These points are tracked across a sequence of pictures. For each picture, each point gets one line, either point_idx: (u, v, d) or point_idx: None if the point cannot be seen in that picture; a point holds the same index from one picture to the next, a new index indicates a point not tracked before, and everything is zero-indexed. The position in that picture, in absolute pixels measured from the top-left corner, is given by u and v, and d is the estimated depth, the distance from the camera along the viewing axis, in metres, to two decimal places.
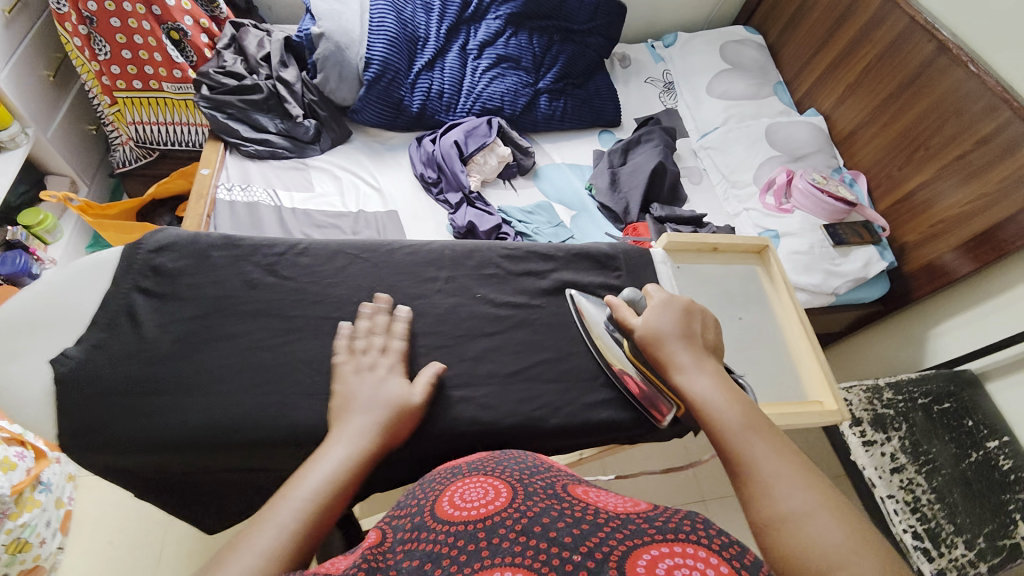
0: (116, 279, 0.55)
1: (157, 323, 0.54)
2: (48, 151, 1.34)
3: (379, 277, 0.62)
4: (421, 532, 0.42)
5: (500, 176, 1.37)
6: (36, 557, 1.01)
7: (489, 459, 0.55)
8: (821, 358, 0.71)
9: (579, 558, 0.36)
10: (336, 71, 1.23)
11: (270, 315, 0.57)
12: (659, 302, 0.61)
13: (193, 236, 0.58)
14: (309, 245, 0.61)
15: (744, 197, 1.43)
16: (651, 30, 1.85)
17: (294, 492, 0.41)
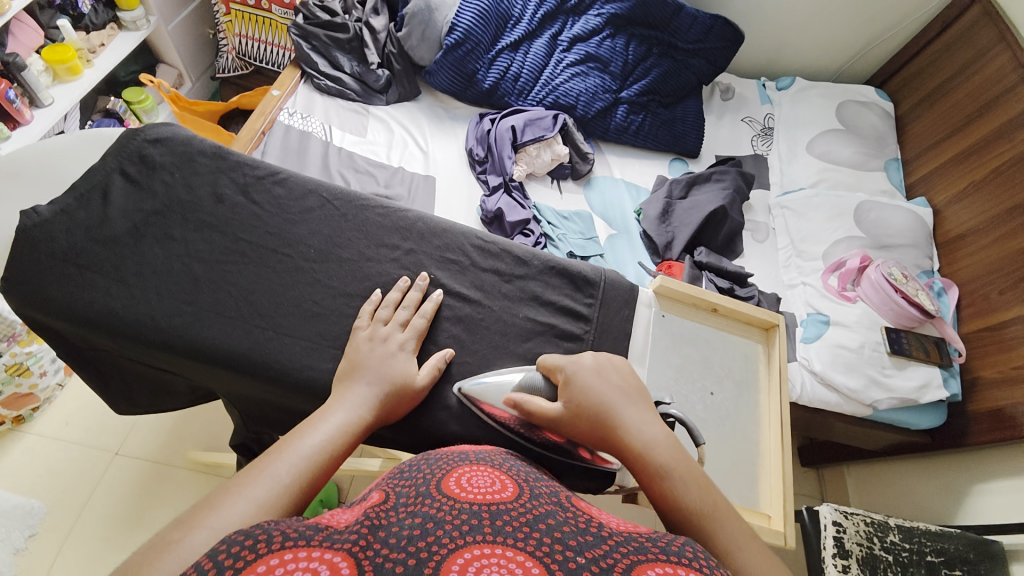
0: (106, 155, 0.58)
1: (123, 207, 0.56)
2: (165, 41, 1.49)
3: (340, 228, 0.59)
4: (425, 499, 0.38)
5: (550, 175, 1.32)
6: (33, 385, 1.13)
7: (495, 453, 0.51)
8: (789, 472, 0.58)
9: (584, 561, 0.33)
10: (420, 30, 1.24)
11: (227, 233, 0.57)
12: (585, 375, 0.50)
13: (188, 139, 0.60)
14: (287, 177, 0.59)
15: (807, 270, 1.28)
16: (770, 68, 1.69)
17: (287, 454, 0.42)
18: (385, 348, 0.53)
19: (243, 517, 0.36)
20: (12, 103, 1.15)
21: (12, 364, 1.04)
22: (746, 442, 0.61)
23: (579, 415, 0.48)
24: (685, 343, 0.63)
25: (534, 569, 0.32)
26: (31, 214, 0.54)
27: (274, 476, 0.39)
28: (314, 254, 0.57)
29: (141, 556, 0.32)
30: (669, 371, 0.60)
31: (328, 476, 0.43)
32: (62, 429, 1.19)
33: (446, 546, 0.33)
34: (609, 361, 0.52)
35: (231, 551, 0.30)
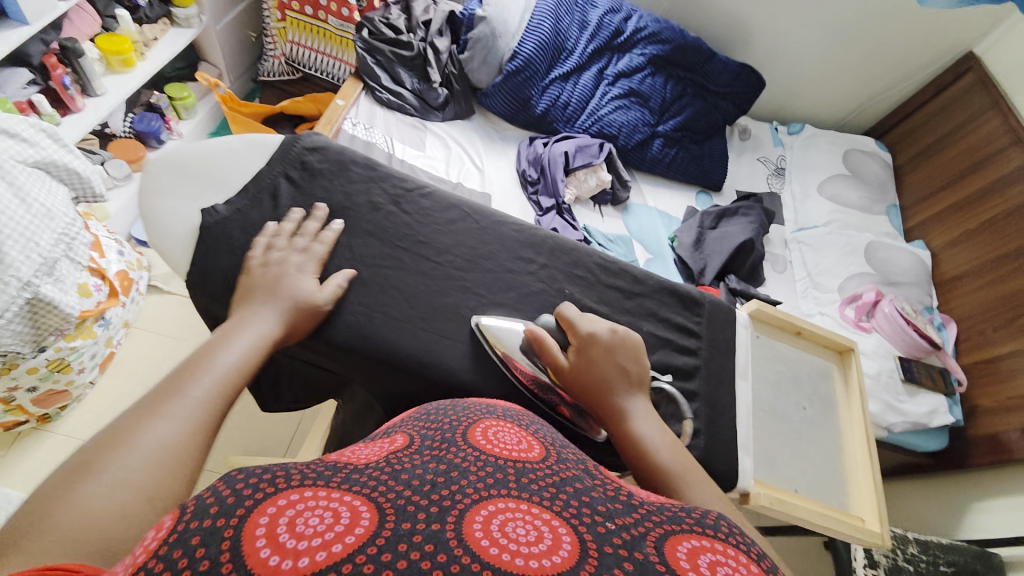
0: (271, 161, 0.65)
1: (292, 209, 0.63)
2: (212, 41, 1.49)
3: (483, 241, 0.66)
4: (448, 446, 0.40)
5: (593, 199, 1.40)
6: (69, 382, 1.08)
7: (523, 414, 0.52)
8: (876, 476, 0.67)
9: (614, 529, 0.32)
10: (482, 55, 1.31)
11: (385, 239, 0.64)
12: (597, 343, 0.55)
13: (342, 148, 0.68)
14: (434, 191, 0.67)
15: (824, 301, 1.39)
16: (781, 114, 1.85)
17: (199, 377, 0.46)
18: (280, 270, 0.56)
19: (164, 434, 0.40)
20: (67, 90, 1.14)
21: (54, 358, 1.00)
22: (834, 452, 0.69)
23: (578, 371, 0.54)
24: (776, 361, 0.71)
25: (562, 530, 0.31)
26: (214, 214, 0.61)
27: (185, 396, 0.44)
28: (461, 264, 0.65)
29: (64, 478, 0.36)
30: (769, 387, 0.69)
31: (241, 391, 0.48)
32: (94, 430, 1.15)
33: (468, 499, 0.33)
34: (624, 337, 0.56)
35: (249, 484, 0.31)
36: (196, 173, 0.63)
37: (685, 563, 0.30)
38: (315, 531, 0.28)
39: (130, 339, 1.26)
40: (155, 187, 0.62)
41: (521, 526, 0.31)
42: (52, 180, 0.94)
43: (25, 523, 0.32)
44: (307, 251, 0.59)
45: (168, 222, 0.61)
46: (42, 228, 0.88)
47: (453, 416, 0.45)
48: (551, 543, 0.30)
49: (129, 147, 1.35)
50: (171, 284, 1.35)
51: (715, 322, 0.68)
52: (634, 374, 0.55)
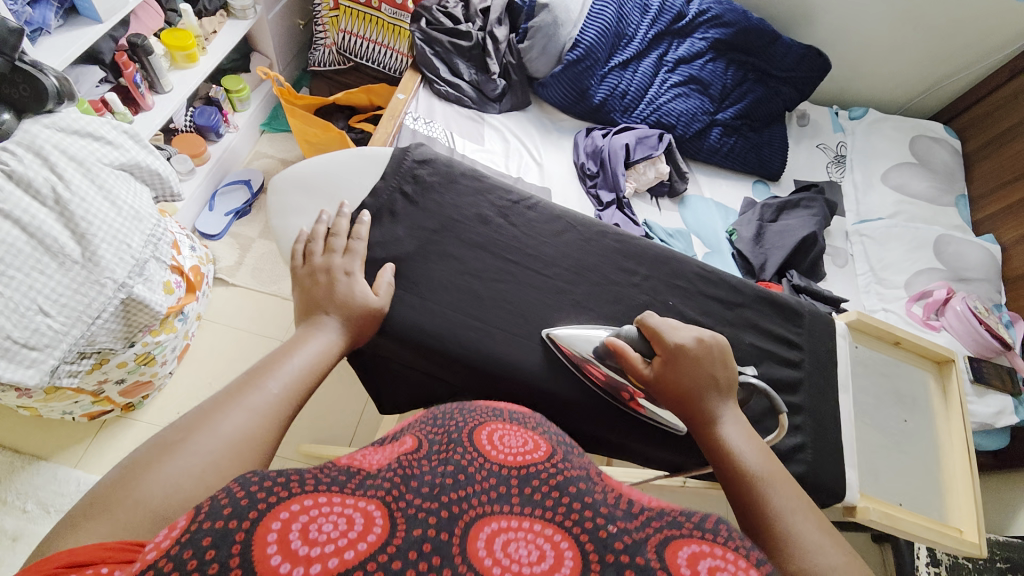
0: (385, 174, 0.67)
1: (403, 221, 0.66)
2: (264, 31, 1.49)
3: (586, 252, 0.68)
4: (455, 446, 0.40)
5: (649, 192, 1.37)
6: (153, 373, 1.13)
7: (531, 414, 0.49)
8: (978, 495, 0.67)
9: (615, 531, 0.34)
10: (543, 44, 1.29)
11: (496, 252, 0.66)
12: (683, 352, 0.55)
13: (449, 160, 0.71)
14: (539, 203, 0.70)
15: (888, 297, 1.35)
16: (840, 97, 1.76)
17: (276, 372, 0.49)
18: (329, 276, 0.58)
19: (242, 425, 0.43)
20: (137, 87, 1.15)
21: (142, 352, 1.04)
22: (932, 464, 0.70)
23: (663, 376, 0.55)
24: (871, 373, 0.71)
25: (564, 544, 0.33)
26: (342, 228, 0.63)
27: (265, 390, 0.47)
28: (568, 276, 0.66)
29: (152, 454, 0.39)
30: (869, 399, 0.69)
31: (313, 391, 0.51)
32: (174, 419, 1.21)
33: (472, 513, 0.34)
34: (710, 344, 0.56)
35: (263, 485, 0.32)
36: (318, 188, 0.66)
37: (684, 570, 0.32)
38: (328, 538, 0.30)
39: (202, 331, 1.32)
40: (283, 204, 0.66)
41: (523, 546, 0.33)
42: (136, 182, 0.96)
43: (117, 490, 0.36)
44: (348, 254, 0.60)
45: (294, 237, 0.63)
46: (133, 230, 0.91)
47: (459, 415, 0.44)
48: (552, 561, 0.32)
49: (192, 142, 1.37)
50: (235, 276, 1.39)
51: (815, 333, 0.68)
52: (722, 380, 0.55)
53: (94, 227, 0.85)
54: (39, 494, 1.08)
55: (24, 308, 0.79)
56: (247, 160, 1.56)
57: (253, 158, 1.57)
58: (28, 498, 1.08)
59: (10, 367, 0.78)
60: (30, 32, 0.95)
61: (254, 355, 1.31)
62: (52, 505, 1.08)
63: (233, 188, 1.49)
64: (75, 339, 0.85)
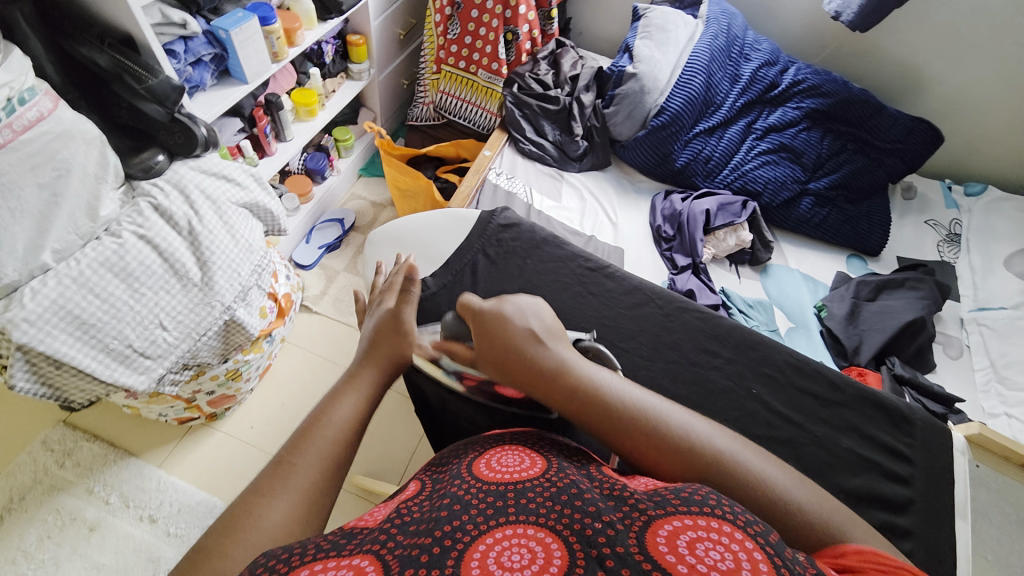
0: (471, 237, 0.81)
1: (488, 283, 0.77)
2: (374, 90, 1.68)
3: (664, 329, 0.72)
4: (452, 482, 0.51)
5: (729, 258, 1.31)
6: (236, 389, 1.23)
7: (531, 435, 0.63)
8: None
9: (600, 525, 0.42)
10: (628, 109, 1.33)
11: (571, 321, 0.73)
12: (497, 317, 0.63)
13: (532, 228, 0.83)
14: (617, 273, 0.78)
15: (1014, 401, 1.16)
16: (955, 171, 1.61)
17: (307, 446, 0.53)
18: (385, 318, 0.69)
19: (278, 514, 0.48)
20: (266, 136, 1.35)
21: (232, 368, 1.14)
22: None
23: (500, 361, 0.61)
24: (1000, 501, 0.65)
25: (554, 545, 0.41)
26: (425, 288, 0.76)
27: (298, 470, 0.51)
28: (645, 352, 0.70)
29: (200, 560, 0.44)
30: (994, 531, 0.62)
31: (346, 452, 0.55)
32: (247, 432, 1.29)
33: (469, 535, 0.42)
34: (511, 304, 0.64)
35: (271, 566, 0.40)
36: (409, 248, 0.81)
37: (665, 549, 0.39)
38: None
39: (283, 352, 1.42)
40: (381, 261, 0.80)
41: (515, 554, 0.40)
42: (254, 219, 1.08)
43: None
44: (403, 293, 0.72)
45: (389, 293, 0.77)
46: (244, 260, 1.02)
47: (460, 458, 0.57)
48: (543, 561, 0.39)
49: (301, 182, 1.54)
50: (319, 304, 1.51)
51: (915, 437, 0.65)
52: (541, 332, 0.62)
53: (215, 255, 0.96)
54: (122, 487, 1.19)
55: (148, 321, 0.90)
56: (343, 200, 1.72)
57: (349, 198, 1.73)
58: (114, 490, 1.19)
59: (127, 371, 0.88)
60: (189, 88, 1.14)
61: (324, 381, 1.38)
62: (131, 500, 1.18)
63: (328, 225, 1.64)
64: (181, 352, 0.95)
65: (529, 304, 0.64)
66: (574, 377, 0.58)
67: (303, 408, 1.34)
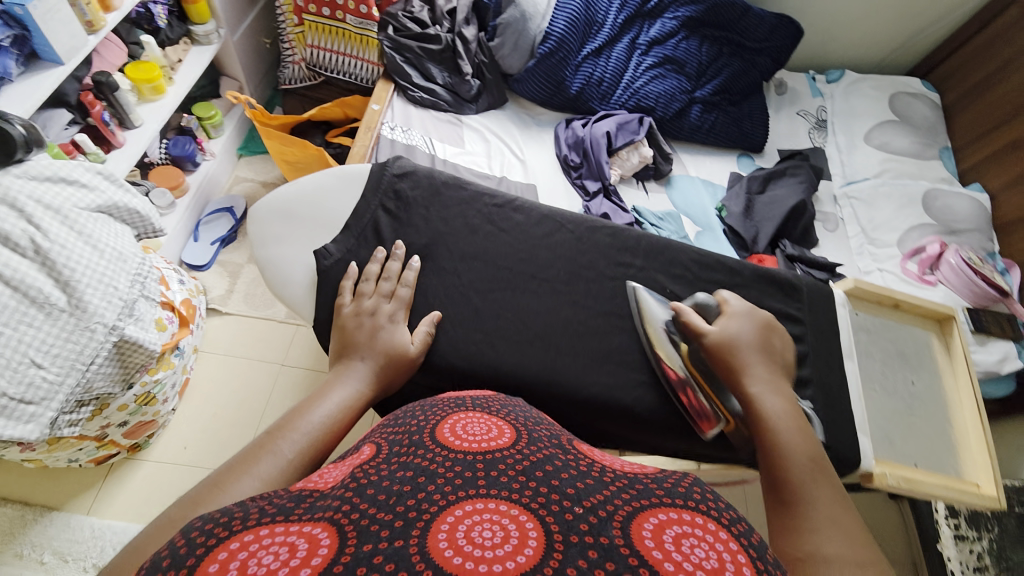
0: (368, 193, 0.76)
1: (396, 238, 0.73)
2: (231, 54, 1.47)
3: (577, 251, 0.76)
4: (416, 449, 0.42)
5: (635, 176, 1.37)
6: (156, 412, 1.12)
7: (491, 401, 0.57)
8: (990, 437, 0.72)
9: (580, 510, 0.34)
10: (513, 40, 1.28)
11: (489, 261, 0.74)
12: (741, 323, 0.66)
13: (429, 172, 0.79)
14: (523, 205, 0.78)
15: (882, 257, 1.35)
16: (817, 62, 1.75)
17: (290, 432, 0.49)
18: (373, 321, 0.64)
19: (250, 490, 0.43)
20: (107, 125, 1.14)
21: (142, 393, 1.03)
22: (943, 422, 0.75)
23: (724, 343, 0.64)
24: (880, 339, 0.77)
25: (530, 524, 0.33)
26: (327, 255, 0.71)
27: (276, 452, 0.47)
28: (564, 278, 0.74)
29: (154, 534, 0.39)
30: (875, 366, 0.75)
31: (329, 446, 0.52)
32: (181, 453, 1.20)
33: (437, 506, 0.34)
34: (770, 327, 0.66)
35: (205, 529, 0.32)
36: (301, 216, 0.74)
37: (652, 545, 0.32)
38: (269, 569, 0.29)
39: (201, 363, 1.31)
40: (272, 236, 0.73)
41: (487, 530, 0.33)
42: (116, 223, 0.94)
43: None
44: (394, 298, 0.67)
45: (290, 269, 0.72)
46: (118, 271, 0.89)
47: (421, 419, 0.48)
48: (517, 541, 0.32)
49: (169, 173, 1.35)
50: (228, 304, 1.38)
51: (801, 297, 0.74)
52: (777, 358, 0.64)
53: (78, 272, 0.83)
54: (54, 544, 1.07)
55: (16, 362, 0.77)
56: (228, 186, 1.55)
57: (233, 183, 1.55)
58: (44, 549, 1.07)
59: (9, 423, 0.77)
60: None
61: (256, 383, 1.30)
62: (68, 554, 1.07)
63: (217, 216, 1.48)
64: (71, 389, 0.83)
65: (792, 340, 0.69)
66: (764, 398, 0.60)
67: (241, 415, 1.26)
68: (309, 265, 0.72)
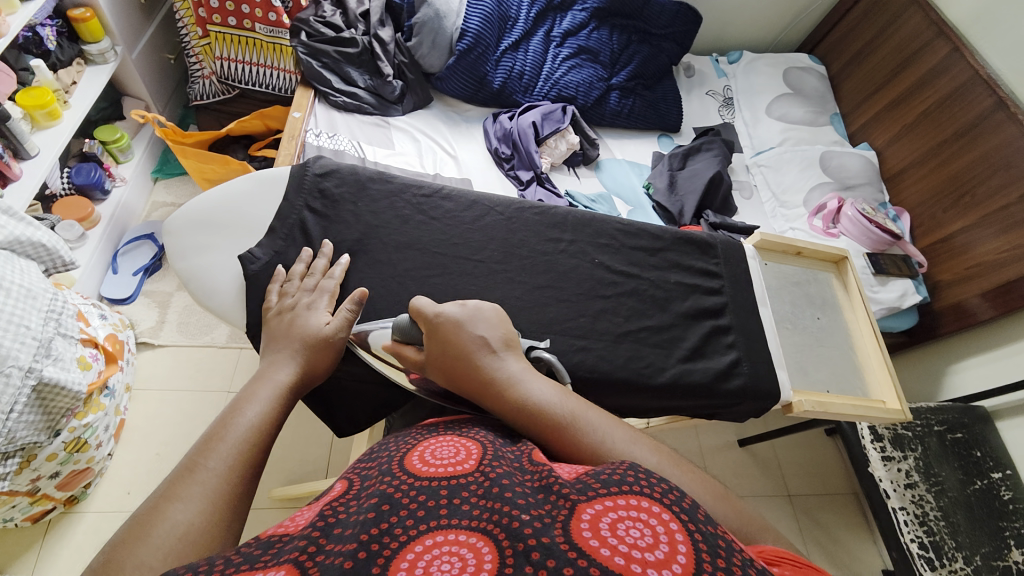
0: (291, 194, 0.75)
1: (325, 235, 0.73)
2: (131, 73, 1.38)
3: (511, 230, 0.77)
4: (387, 476, 0.44)
5: (566, 163, 1.42)
6: (90, 459, 1.05)
7: (463, 422, 0.58)
8: (886, 353, 0.83)
9: (528, 520, 0.37)
10: (430, 38, 1.29)
11: (424, 248, 0.75)
12: (448, 324, 0.59)
13: (354, 168, 0.79)
14: (453, 192, 0.79)
15: (793, 217, 1.49)
16: (718, 45, 1.89)
17: (218, 446, 0.48)
18: (293, 313, 0.64)
19: (188, 512, 0.42)
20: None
21: (71, 439, 0.96)
22: (847, 349, 0.84)
23: (448, 361, 0.58)
24: (788, 283, 0.85)
25: (484, 546, 0.35)
26: (253, 260, 0.70)
27: (206, 469, 0.46)
28: (498, 257, 0.75)
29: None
30: (785, 306, 0.83)
31: (265, 447, 0.51)
32: (125, 499, 1.12)
33: (400, 541, 0.36)
34: (472, 309, 0.61)
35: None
36: (222, 224, 0.74)
37: (588, 534, 0.36)
38: None
39: (135, 403, 1.22)
40: (193, 248, 0.72)
41: (444, 562, 0.34)
42: (22, 259, 0.86)
43: None
44: (316, 290, 0.67)
45: (214, 279, 0.71)
46: (28, 309, 0.82)
47: (392, 449, 0.50)
48: (471, 567, 0.34)
49: (75, 204, 1.24)
50: (159, 336, 1.30)
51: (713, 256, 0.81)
52: (499, 342, 0.59)
53: None
54: None
55: None
56: (145, 214, 1.45)
57: (150, 210, 1.46)
58: None
59: None
60: None
61: (201, 414, 1.23)
62: None
63: (135, 245, 1.38)
64: None
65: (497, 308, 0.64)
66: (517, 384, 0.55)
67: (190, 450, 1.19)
68: (234, 272, 0.71)
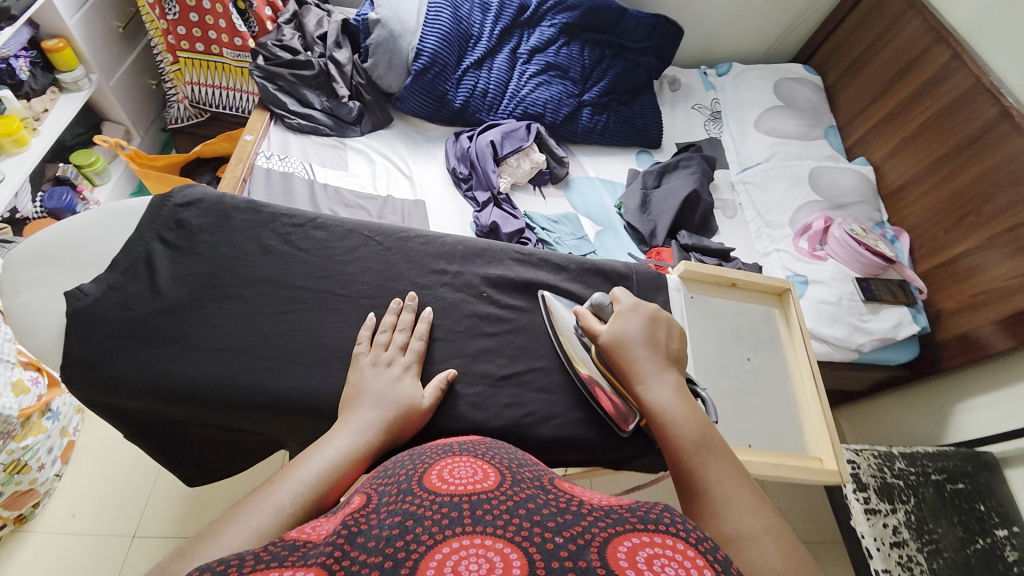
0: (144, 224, 0.73)
1: (173, 277, 0.70)
2: (109, 98, 1.43)
3: (391, 264, 0.77)
4: (406, 495, 0.37)
5: (531, 182, 1.37)
6: (33, 480, 1.05)
7: (478, 442, 0.50)
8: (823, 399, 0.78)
9: (561, 540, 0.31)
10: (387, 59, 1.28)
11: (285, 283, 0.73)
12: (633, 326, 0.65)
13: (219, 198, 0.76)
14: (324, 222, 0.77)
15: (777, 237, 1.38)
16: (707, 57, 1.81)
17: (286, 484, 0.48)
18: (383, 371, 0.65)
19: (243, 541, 0.42)
20: None
21: (10, 461, 0.97)
22: (785, 396, 0.80)
23: (612, 344, 0.64)
24: (716, 321, 0.82)
25: (513, 554, 0.30)
26: (80, 296, 0.67)
27: (271, 505, 0.46)
28: (368, 291, 0.74)
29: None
30: (711, 346, 0.80)
31: (326, 501, 0.50)
32: (70, 523, 1.12)
33: (426, 544, 0.31)
34: (656, 318, 0.66)
35: None
36: (58, 257, 0.69)
37: (626, 562, 0.30)
38: None
39: (87, 424, 1.23)
40: (25, 282, 0.68)
41: (473, 563, 0.29)
42: None
43: None
44: (406, 351, 0.68)
45: (39, 315, 0.66)
46: None
47: (409, 465, 0.42)
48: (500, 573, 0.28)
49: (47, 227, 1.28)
50: None
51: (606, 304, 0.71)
52: (668, 352, 0.64)
53: None
54: None
55: None
56: None
57: None
58: None
59: None
60: None
61: None
62: None
63: None
64: None
65: (683, 334, 0.68)
66: (651, 389, 0.59)
67: (139, 472, 1.19)
68: (62, 309, 0.67)
